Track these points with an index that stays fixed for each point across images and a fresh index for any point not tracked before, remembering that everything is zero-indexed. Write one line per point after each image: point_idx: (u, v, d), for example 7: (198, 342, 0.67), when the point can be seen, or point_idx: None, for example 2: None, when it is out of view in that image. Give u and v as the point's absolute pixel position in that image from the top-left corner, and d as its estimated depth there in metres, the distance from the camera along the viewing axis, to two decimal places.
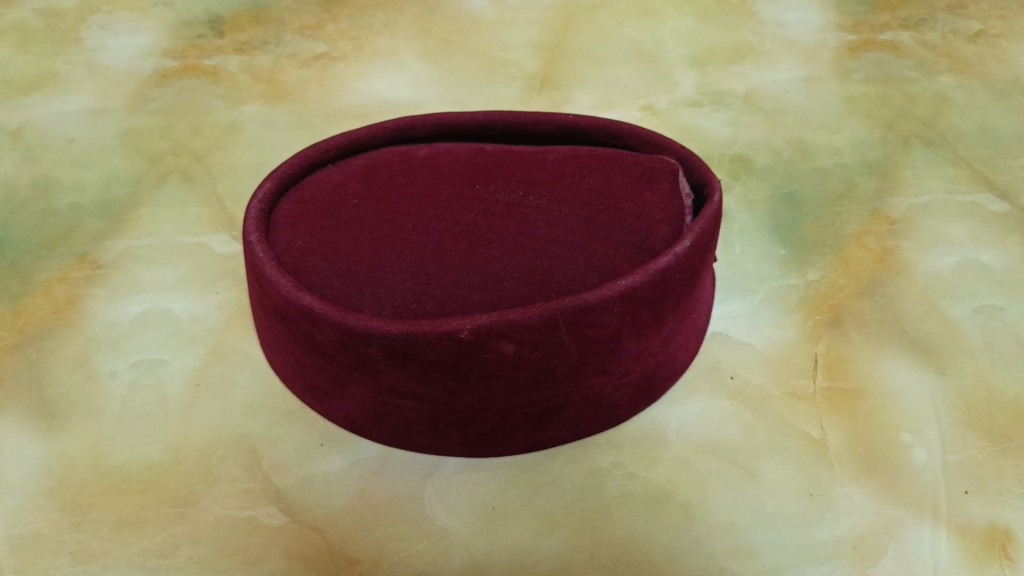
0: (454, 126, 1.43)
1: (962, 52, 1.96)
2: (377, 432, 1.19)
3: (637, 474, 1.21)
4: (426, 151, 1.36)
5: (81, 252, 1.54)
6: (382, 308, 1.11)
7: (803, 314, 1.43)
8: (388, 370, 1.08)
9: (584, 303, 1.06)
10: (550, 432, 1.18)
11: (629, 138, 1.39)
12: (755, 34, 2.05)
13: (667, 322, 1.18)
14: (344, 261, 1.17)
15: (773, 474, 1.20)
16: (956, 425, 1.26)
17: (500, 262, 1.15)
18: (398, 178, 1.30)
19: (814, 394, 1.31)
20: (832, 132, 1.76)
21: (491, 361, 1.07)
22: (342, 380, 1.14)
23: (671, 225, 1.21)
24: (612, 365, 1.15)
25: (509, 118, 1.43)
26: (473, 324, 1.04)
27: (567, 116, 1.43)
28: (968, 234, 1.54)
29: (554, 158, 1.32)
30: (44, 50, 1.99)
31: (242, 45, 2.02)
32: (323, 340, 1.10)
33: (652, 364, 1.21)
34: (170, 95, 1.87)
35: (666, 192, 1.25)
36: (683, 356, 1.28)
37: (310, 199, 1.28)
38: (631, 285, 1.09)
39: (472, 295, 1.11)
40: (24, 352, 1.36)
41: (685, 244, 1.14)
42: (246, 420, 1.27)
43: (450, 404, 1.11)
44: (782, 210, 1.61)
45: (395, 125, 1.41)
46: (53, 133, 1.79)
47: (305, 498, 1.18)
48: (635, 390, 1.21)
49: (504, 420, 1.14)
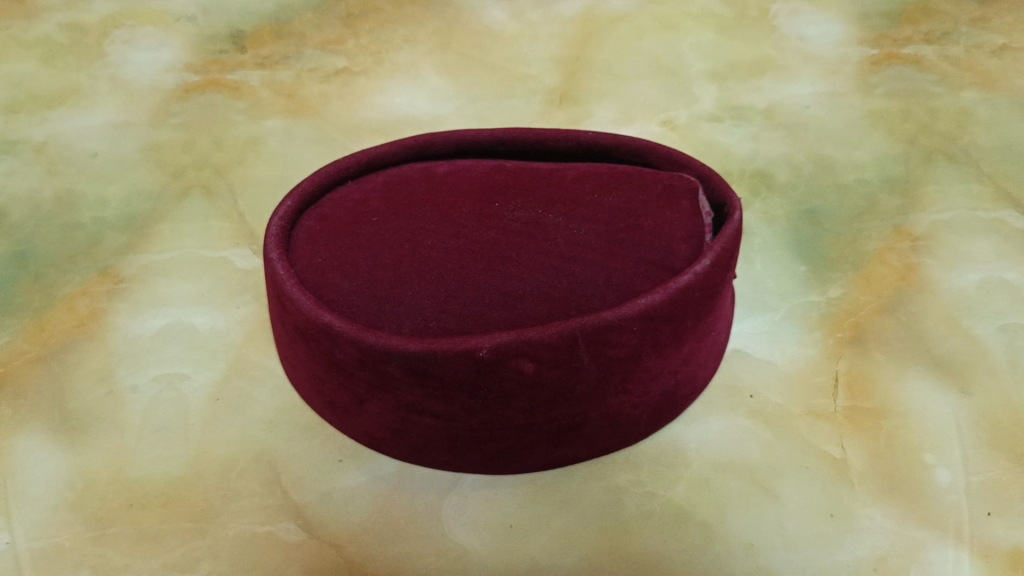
0: (474, 142, 1.43)
1: (986, 67, 1.94)
2: (396, 449, 1.19)
3: (657, 492, 1.21)
4: (446, 168, 1.37)
5: (103, 266, 1.55)
6: (401, 326, 1.11)
7: (824, 332, 1.42)
8: (407, 388, 1.08)
9: (604, 322, 1.06)
10: (568, 450, 1.18)
11: (650, 155, 1.38)
12: (777, 47, 2.04)
13: (687, 340, 1.17)
14: (364, 279, 1.17)
15: (794, 494, 1.19)
16: (980, 446, 1.25)
17: (519, 280, 1.14)
18: (418, 196, 1.30)
19: (835, 413, 1.30)
20: (853, 147, 1.75)
21: (510, 380, 1.06)
22: (361, 397, 1.14)
23: (691, 242, 1.20)
24: (632, 383, 1.14)
25: (530, 135, 1.43)
26: (492, 342, 1.03)
27: (587, 133, 1.43)
28: (991, 251, 1.52)
29: (573, 176, 1.32)
30: (69, 64, 2.01)
31: (264, 59, 2.03)
32: (342, 357, 1.10)
33: (672, 383, 1.20)
34: (192, 109, 1.88)
35: (687, 211, 1.25)
36: (703, 374, 1.27)
37: (331, 216, 1.29)
38: (651, 303, 1.08)
39: (491, 313, 1.11)
40: (47, 365, 1.38)
41: (705, 263, 1.13)
42: (264, 434, 1.28)
43: (468, 422, 1.11)
44: (803, 226, 1.60)
45: (415, 141, 1.42)
46: (77, 146, 1.80)
47: (323, 513, 1.19)
48: (654, 408, 1.21)
49: (523, 438, 1.14)
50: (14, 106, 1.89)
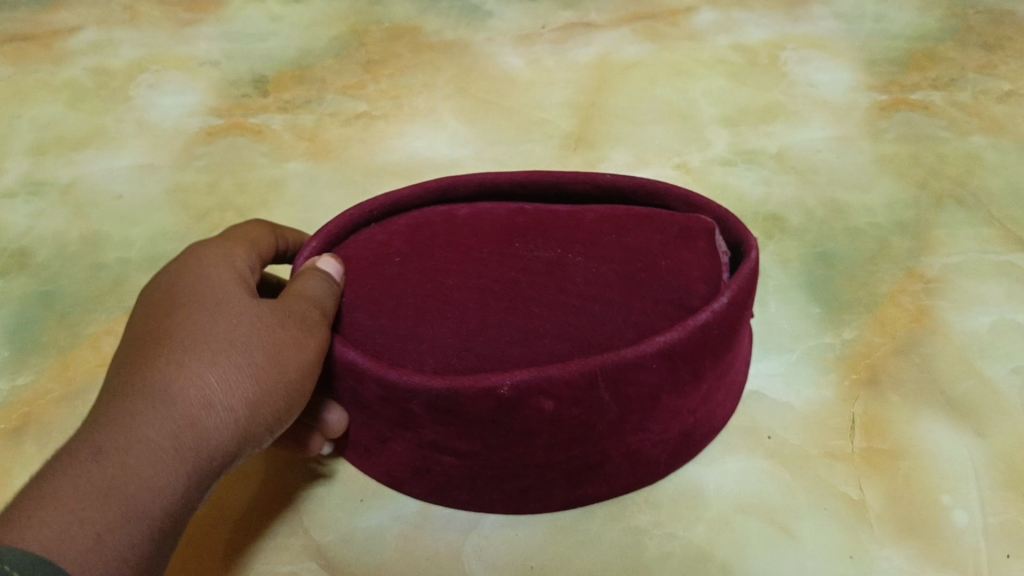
0: (495, 186, 1.38)
1: (993, 113, 1.96)
2: (417, 488, 1.21)
3: (676, 533, 1.24)
4: (466, 211, 1.35)
5: (126, 306, 1.61)
6: (423, 363, 1.14)
7: (839, 373, 1.43)
8: (429, 425, 1.08)
9: (624, 360, 1.02)
10: (588, 489, 1.19)
11: (667, 199, 1.33)
12: (787, 94, 2.03)
13: (706, 379, 1.15)
14: (387, 318, 1.19)
15: (812, 535, 1.23)
16: (996, 488, 1.28)
17: (540, 320, 1.16)
18: (440, 238, 1.29)
19: (852, 454, 1.32)
20: (864, 192, 1.78)
21: (530, 417, 1.04)
22: (384, 436, 1.15)
23: (708, 282, 1.19)
24: (651, 422, 1.13)
25: (549, 178, 1.36)
26: (512, 380, 1.00)
27: (605, 175, 1.36)
28: (1002, 294, 1.55)
29: (592, 218, 1.30)
30: (95, 107, 2.04)
31: (286, 104, 2.04)
32: (365, 394, 1.10)
33: (690, 422, 1.20)
34: (215, 152, 1.92)
35: (703, 251, 1.23)
36: (720, 414, 1.28)
37: (355, 257, 1.27)
38: (671, 341, 1.04)
39: (513, 351, 1.14)
40: (72, 404, 1.44)
41: (723, 301, 1.09)
42: (298, 476, 1.30)
43: (490, 460, 1.11)
44: (817, 269, 1.62)
45: (437, 185, 1.37)
46: (103, 189, 1.85)
47: (347, 553, 1.22)
48: (672, 447, 1.21)
49: (543, 476, 1.15)
50: (42, 149, 1.94)
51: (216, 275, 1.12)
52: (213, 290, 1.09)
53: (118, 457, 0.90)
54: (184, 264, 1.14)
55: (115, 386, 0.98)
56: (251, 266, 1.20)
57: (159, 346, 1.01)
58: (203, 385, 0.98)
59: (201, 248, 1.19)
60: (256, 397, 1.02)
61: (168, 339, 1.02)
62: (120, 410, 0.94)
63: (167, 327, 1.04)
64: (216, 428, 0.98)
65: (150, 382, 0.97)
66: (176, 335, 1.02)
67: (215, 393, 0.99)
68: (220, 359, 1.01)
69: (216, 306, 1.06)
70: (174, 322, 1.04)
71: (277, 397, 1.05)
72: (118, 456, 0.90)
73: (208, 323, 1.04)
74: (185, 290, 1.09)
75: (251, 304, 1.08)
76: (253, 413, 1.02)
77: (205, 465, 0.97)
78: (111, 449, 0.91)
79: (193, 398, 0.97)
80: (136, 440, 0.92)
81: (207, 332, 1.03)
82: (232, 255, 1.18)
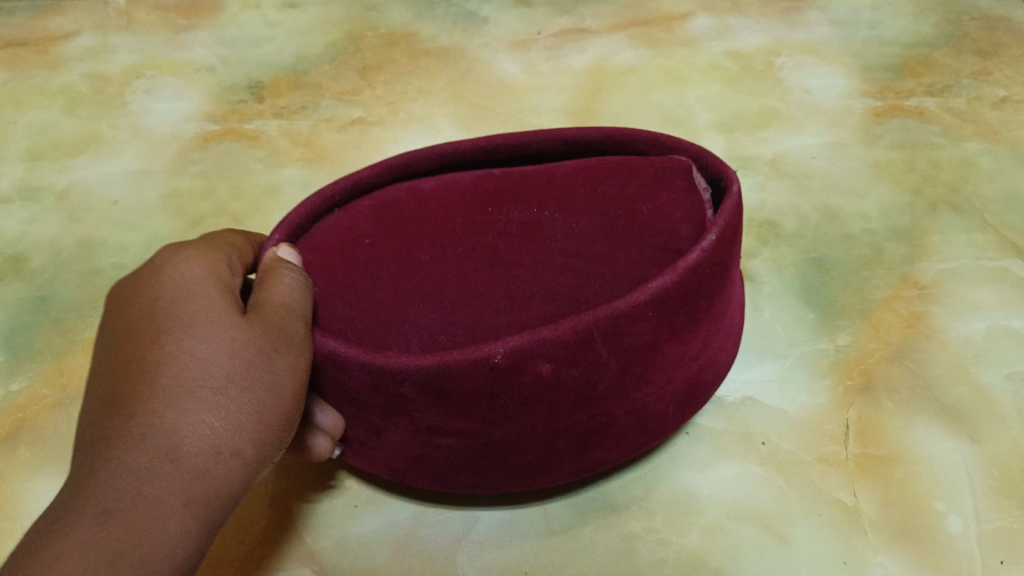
0: (457, 156, 1.30)
1: (987, 119, 1.96)
2: (420, 477, 1.18)
3: (670, 540, 1.24)
4: (432, 184, 1.28)
5: None
6: (410, 343, 1.08)
7: (834, 379, 1.43)
8: (424, 409, 1.03)
9: (618, 311, 1.00)
10: (597, 454, 1.16)
11: (636, 142, 1.28)
12: (782, 100, 2.03)
13: (703, 322, 1.13)
14: (365, 303, 1.12)
15: (806, 541, 1.23)
16: (989, 494, 1.29)
17: (525, 283, 1.12)
18: (409, 214, 1.22)
19: (846, 460, 1.32)
20: (859, 198, 1.78)
21: (529, 384, 1.01)
22: (378, 427, 1.10)
23: (692, 221, 1.15)
24: (653, 374, 1.10)
25: (512, 140, 1.29)
26: (505, 347, 0.97)
27: (570, 129, 1.30)
28: (997, 300, 1.55)
29: (563, 172, 1.25)
30: (91, 113, 2.04)
31: (282, 109, 2.04)
32: (354, 385, 1.04)
33: (694, 370, 1.16)
34: (211, 158, 1.92)
35: (682, 189, 1.19)
36: (724, 357, 1.24)
37: (323, 246, 1.19)
38: (663, 286, 1.02)
39: (501, 319, 1.09)
40: (66, 410, 1.45)
41: (711, 238, 1.07)
42: (296, 481, 1.31)
43: (493, 437, 1.07)
44: (811, 275, 1.62)
45: (400, 162, 1.29)
46: (99, 194, 1.85)
47: (340, 559, 1.23)
48: (678, 399, 1.18)
49: (550, 445, 1.11)
50: (38, 155, 1.95)
51: (195, 285, 1.01)
52: (196, 307, 0.98)
53: (125, 523, 0.85)
54: (160, 270, 1.04)
55: (104, 436, 0.90)
56: (230, 264, 1.10)
57: (147, 382, 0.92)
58: (199, 425, 0.92)
59: (172, 249, 1.08)
60: (257, 431, 0.95)
61: (155, 373, 0.93)
62: (116, 468, 0.87)
63: (153, 356, 0.94)
64: (219, 473, 0.92)
65: (144, 432, 0.90)
66: (164, 367, 0.93)
67: (213, 435, 0.92)
68: (215, 396, 0.93)
69: (202, 325, 0.97)
70: (159, 351, 0.95)
71: (276, 426, 0.98)
72: (123, 524, 0.84)
73: (199, 349, 0.95)
74: (165, 306, 0.99)
75: (240, 320, 0.98)
76: (255, 448, 0.95)
77: (215, 516, 0.91)
78: (114, 516, 0.85)
79: (193, 445, 0.91)
80: (139, 502, 0.86)
81: (198, 362, 0.94)
82: (216, 256, 1.09)
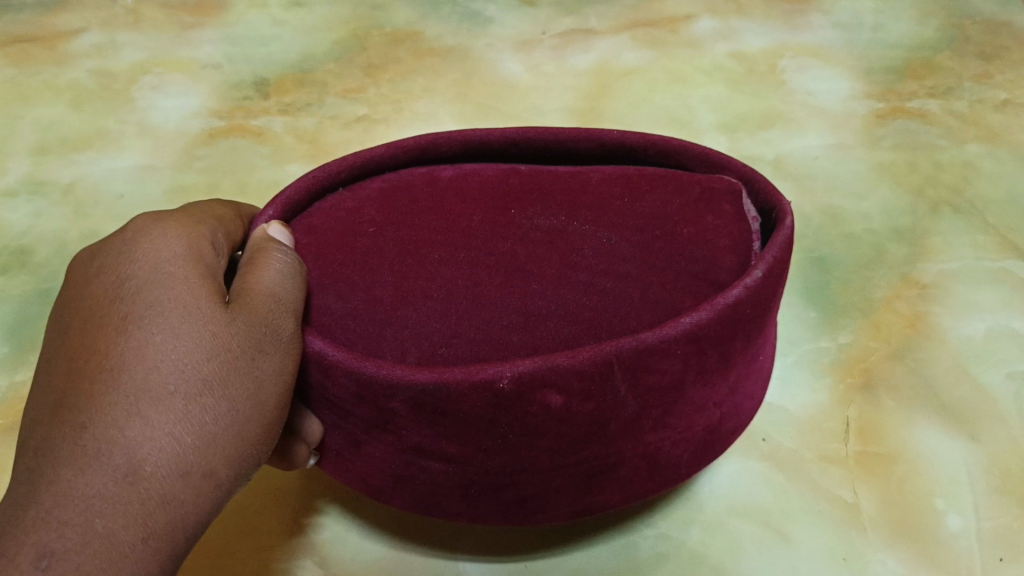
0: (484, 144, 1.28)
1: (989, 121, 1.97)
2: (400, 498, 1.07)
3: (671, 535, 1.24)
4: (451, 173, 1.24)
5: None
6: (405, 353, 1.00)
7: (835, 378, 1.44)
8: (414, 427, 0.96)
9: (644, 345, 0.92)
10: (599, 497, 1.06)
11: (681, 156, 1.26)
12: (786, 101, 2.04)
13: (734, 366, 1.05)
14: (360, 299, 1.06)
15: (806, 538, 1.23)
16: (991, 493, 1.29)
17: (542, 298, 1.04)
18: (420, 203, 1.18)
19: (846, 457, 1.33)
20: (861, 199, 1.78)
21: (536, 414, 0.93)
22: (359, 439, 1.02)
23: (737, 251, 1.09)
24: (673, 417, 1.02)
25: (547, 135, 1.28)
26: (514, 371, 0.90)
27: (611, 132, 1.28)
28: (998, 301, 1.55)
29: (598, 178, 1.20)
30: (97, 109, 2.06)
31: (287, 107, 2.05)
32: (337, 393, 0.98)
33: (716, 416, 1.08)
34: (216, 154, 1.93)
35: (730, 215, 1.13)
36: (749, 406, 1.15)
37: (319, 228, 1.16)
38: (697, 322, 0.95)
39: (513, 337, 1.01)
40: None
41: (756, 275, 1.01)
42: (296, 477, 1.33)
43: (486, 466, 0.99)
44: (813, 274, 1.63)
45: (416, 143, 1.27)
46: (104, 189, 1.86)
47: (340, 552, 1.25)
48: (696, 446, 1.08)
49: (547, 483, 1.02)
50: (44, 150, 1.96)
51: (170, 270, 0.93)
52: (170, 297, 0.91)
53: (76, 558, 0.77)
54: (134, 249, 0.96)
55: (56, 448, 0.83)
56: (212, 245, 1.03)
57: (109, 387, 0.85)
58: (166, 443, 0.84)
59: (150, 222, 1.00)
60: (231, 445, 0.88)
61: (119, 375, 0.85)
62: (66, 493, 0.80)
63: (118, 355, 0.86)
64: (185, 496, 0.84)
65: (103, 446, 0.82)
66: (130, 370, 0.85)
67: (179, 453, 0.84)
68: (186, 406, 0.86)
69: (175, 321, 0.89)
70: (124, 350, 0.87)
71: (252, 438, 0.91)
72: (67, 563, 0.77)
73: (170, 351, 0.87)
74: (136, 293, 0.91)
75: (220, 314, 0.91)
76: (227, 464, 0.88)
77: (177, 544, 0.84)
78: (58, 555, 0.77)
79: (156, 464, 0.83)
80: (90, 535, 0.79)
81: (168, 366, 0.87)
82: (201, 236, 1.02)
